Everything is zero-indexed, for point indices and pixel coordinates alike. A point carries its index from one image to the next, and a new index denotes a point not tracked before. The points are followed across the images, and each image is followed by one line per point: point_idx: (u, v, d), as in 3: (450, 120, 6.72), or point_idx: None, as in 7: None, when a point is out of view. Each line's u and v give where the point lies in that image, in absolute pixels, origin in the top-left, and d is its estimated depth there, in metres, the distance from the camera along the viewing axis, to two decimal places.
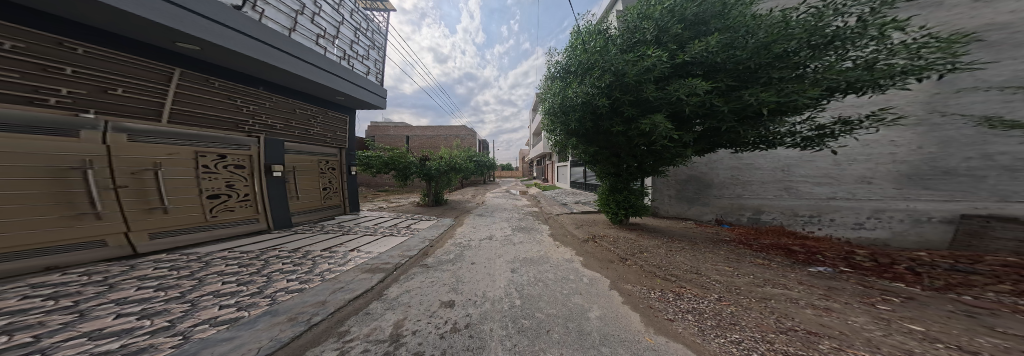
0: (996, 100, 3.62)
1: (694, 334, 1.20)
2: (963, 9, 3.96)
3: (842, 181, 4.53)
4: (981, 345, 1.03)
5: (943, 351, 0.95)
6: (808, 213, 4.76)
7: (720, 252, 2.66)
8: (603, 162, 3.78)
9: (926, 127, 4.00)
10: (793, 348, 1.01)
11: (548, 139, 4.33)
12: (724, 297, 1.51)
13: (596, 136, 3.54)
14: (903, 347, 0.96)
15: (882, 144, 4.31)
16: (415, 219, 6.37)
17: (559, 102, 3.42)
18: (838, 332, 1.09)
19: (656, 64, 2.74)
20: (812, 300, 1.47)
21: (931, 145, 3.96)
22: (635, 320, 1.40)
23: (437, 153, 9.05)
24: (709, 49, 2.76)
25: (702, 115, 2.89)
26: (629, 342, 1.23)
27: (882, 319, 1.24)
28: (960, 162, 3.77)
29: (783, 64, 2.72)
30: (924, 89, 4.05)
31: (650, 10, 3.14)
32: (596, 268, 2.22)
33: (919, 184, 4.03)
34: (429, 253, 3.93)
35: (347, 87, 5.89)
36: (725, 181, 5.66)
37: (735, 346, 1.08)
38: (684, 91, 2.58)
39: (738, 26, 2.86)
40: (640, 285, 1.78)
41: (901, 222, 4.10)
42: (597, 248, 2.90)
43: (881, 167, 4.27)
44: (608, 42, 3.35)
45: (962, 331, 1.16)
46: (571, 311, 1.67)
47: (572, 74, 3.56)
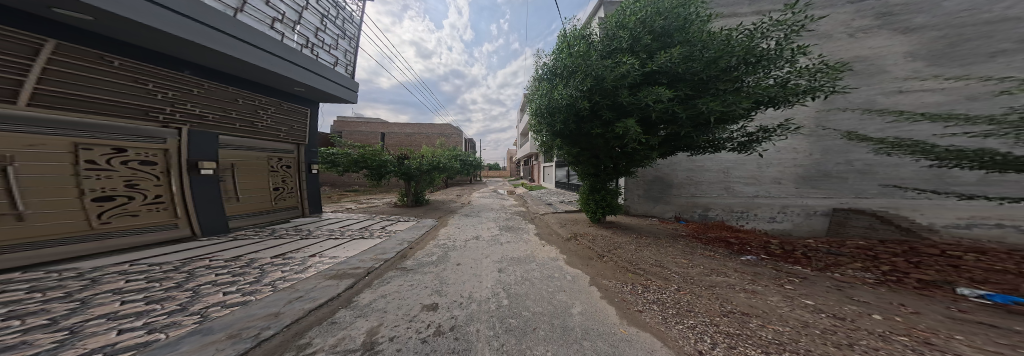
0: (857, 118, 4.89)
1: (659, 323, 1.45)
2: (844, 43, 5.15)
3: (762, 181, 5.56)
4: (843, 310, 1.45)
5: (821, 318, 1.32)
6: (740, 209, 5.67)
7: (678, 246, 3.14)
8: (584, 163, 4.03)
9: (815, 137, 5.18)
10: (731, 328, 1.30)
11: (536, 141, 4.44)
12: (681, 286, 1.83)
13: (579, 138, 3.72)
14: (800, 319, 1.29)
15: (788, 150, 5.36)
16: (391, 221, 5.95)
17: (545, 103, 3.52)
18: (760, 310, 1.42)
19: (630, 71, 2.98)
20: (744, 285, 1.86)
21: (818, 153, 5.18)
22: (612, 313, 1.60)
23: (412, 151, 8.54)
24: (673, 60, 3.08)
25: (666, 121, 3.26)
26: (607, 334, 1.43)
27: (788, 297, 1.64)
28: (834, 166, 5.04)
29: (726, 77, 3.20)
30: (815, 106, 5.20)
31: (625, 20, 3.40)
32: (578, 265, 2.44)
33: (810, 184, 5.21)
34: (407, 255, 3.79)
35: (311, 79, 5.38)
36: (682, 181, 6.14)
37: (690, 331, 1.33)
38: (653, 99, 2.87)
39: (695, 42, 3.24)
40: (615, 280, 2.02)
41: (799, 215, 5.26)
42: (580, 246, 3.15)
43: (788, 169, 5.38)
44: (590, 47, 3.53)
45: (834, 301, 1.61)
46: (556, 309, 1.82)
47: (557, 77, 3.70)
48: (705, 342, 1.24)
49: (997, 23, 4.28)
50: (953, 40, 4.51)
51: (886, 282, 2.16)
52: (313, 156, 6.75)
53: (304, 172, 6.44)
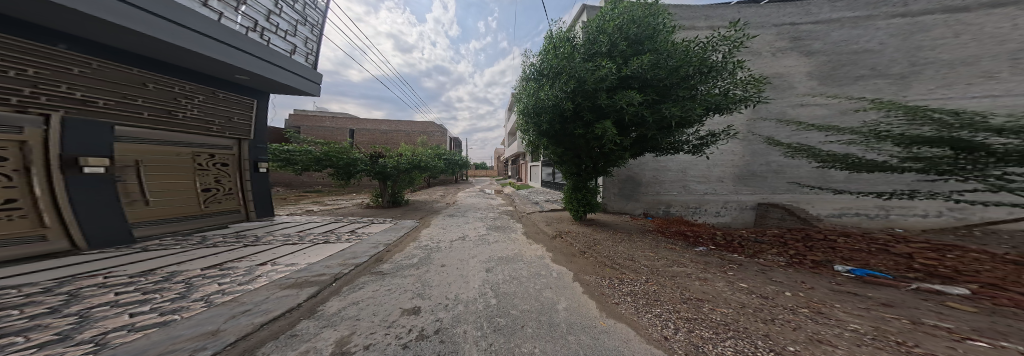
0: (774, 126, 6.01)
1: (632, 313, 1.66)
2: (768, 60, 6.18)
3: (710, 180, 6.41)
4: (765, 289, 1.83)
5: (751, 299, 1.65)
6: (695, 206, 6.41)
7: (646, 240, 3.55)
8: (568, 162, 4.17)
9: (745, 141, 6.23)
10: (688, 313, 1.57)
11: (523, 140, 4.50)
12: (649, 277, 2.10)
13: (562, 138, 3.86)
14: (738, 302, 1.61)
15: (727, 152, 6.32)
16: (363, 223, 5.48)
17: (532, 103, 3.57)
18: (708, 295, 1.73)
19: (608, 75, 3.16)
20: (698, 273, 2.21)
21: (748, 155, 6.24)
22: (592, 307, 1.78)
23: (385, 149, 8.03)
24: (644, 67, 3.34)
25: (637, 124, 3.56)
26: (588, 328, 1.60)
27: (729, 282, 2.01)
28: (757, 166, 6.16)
29: (685, 85, 3.57)
30: (747, 115, 6.21)
31: (605, 26, 3.58)
32: (563, 262, 2.61)
33: (743, 183, 6.28)
34: (383, 258, 3.58)
35: (257, 65, 4.77)
36: (650, 180, 6.67)
37: (657, 319, 1.57)
38: (625, 102, 3.10)
39: (662, 51, 3.53)
40: (595, 275, 2.23)
41: (735, 209, 6.28)
42: (564, 244, 3.36)
43: (728, 169, 6.33)
44: (574, 49, 3.65)
45: (760, 283, 2.02)
46: (543, 306, 1.94)
47: (542, 77, 3.78)
48: (668, 328, 1.49)
49: (859, 53, 5.85)
50: (834, 65, 5.91)
51: (797, 264, 2.74)
52: (262, 152, 6.04)
53: (249, 172, 5.77)
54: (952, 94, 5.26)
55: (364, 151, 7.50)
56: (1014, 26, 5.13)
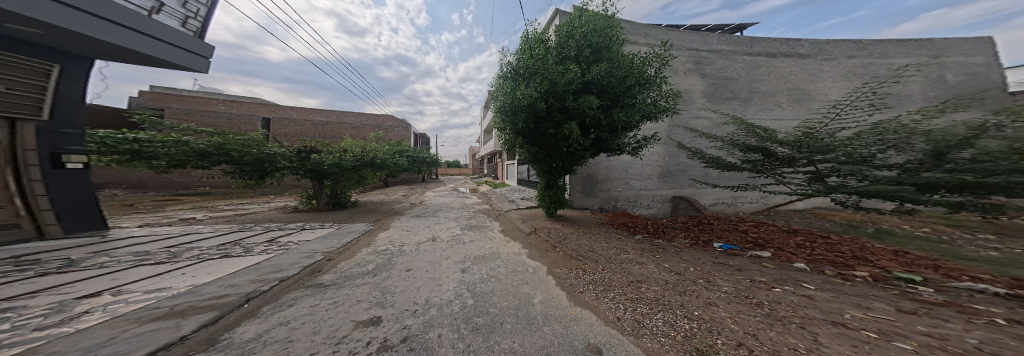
0: (683, 133, 7.75)
1: (594, 299, 2.02)
2: (681, 76, 7.73)
3: (643, 176, 7.73)
4: (681, 268, 2.50)
5: (674, 279, 2.25)
6: (633, 200, 7.70)
7: (601, 233, 4.20)
8: (540, 161, 4.48)
9: (665, 144, 7.77)
10: (634, 294, 2.03)
11: (502, 140, 4.76)
12: (604, 266, 2.55)
13: (537, 137, 4.17)
14: (666, 283, 2.17)
15: (655, 154, 7.77)
16: (301, 231, 5.27)
17: (508, 101, 3.83)
18: (647, 278, 2.26)
19: (575, 78, 3.56)
20: (638, 258, 2.82)
21: (668, 155, 7.82)
22: (564, 298, 2.05)
23: (312, 144, 8.06)
24: (601, 74, 3.73)
25: (595, 126, 3.98)
26: (561, 317, 1.85)
27: (659, 264, 2.65)
28: (673, 164, 7.81)
29: (633, 93, 4.07)
30: (669, 122, 7.74)
31: (574, 32, 3.93)
32: (536, 257, 2.91)
33: (665, 179, 7.83)
34: (321, 269, 3.10)
35: (78, 23, 3.92)
36: (604, 178, 7.66)
37: (613, 302, 1.96)
38: (586, 106, 3.50)
39: (615, 61, 3.95)
40: (564, 267, 2.54)
41: (659, 201, 7.78)
42: (539, 240, 3.73)
43: (654, 166, 7.76)
44: (547, 51, 3.96)
45: (676, 262, 2.75)
46: (521, 301, 2.11)
47: (519, 79, 4.02)
48: (619, 308, 1.90)
49: (725, 81, 7.95)
50: (715, 87, 7.89)
51: (694, 243, 3.82)
52: (72, 141, 4.75)
53: (40, 168, 4.41)
54: (763, 118, 7.92)
55: (279, 145, 7.27)
56: (793, 73, 8.22)
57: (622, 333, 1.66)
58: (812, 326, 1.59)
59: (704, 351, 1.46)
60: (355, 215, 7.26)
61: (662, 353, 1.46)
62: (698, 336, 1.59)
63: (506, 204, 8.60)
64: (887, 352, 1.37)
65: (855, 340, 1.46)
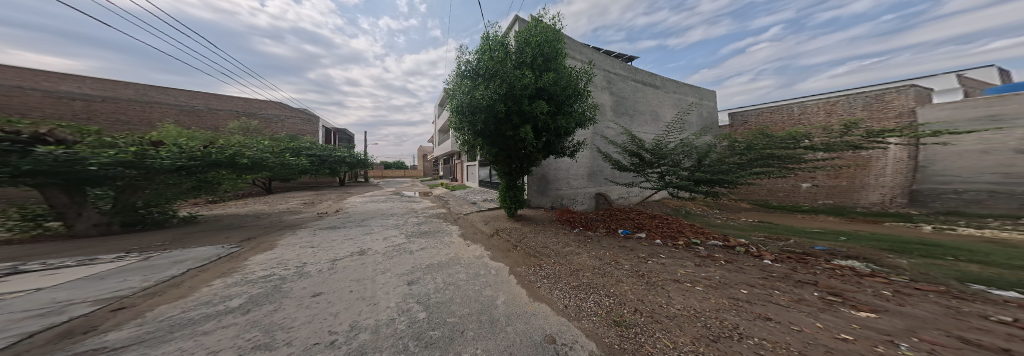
0: (602, 142, 9.56)
1: (548, 291, 2.29)
2: (599, 90, 9.50)
3: (577, 175, 9.05)
4: (605, 254, 3.25)
5: (600, 264, 2.90)
6: (571, 199, 8.95)
7: (551, 229, 4.78)
8: (500, 162, 4.79)
9: (589, 148, 9.34)
10: (575, 282, 2.47)
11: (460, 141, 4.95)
12: (554, 260, 2.95)
13: (496, 138, 4.47)
14: (596, 270, 2.77)
15: (585, 157, 9.27)
16: (46, 271, 3.21)
17: (468, 101, 4.10)
18: (584, 267, 2.80)
19: (529, 83, 4.02)
20: (577, 249, 3.42)
21: (592, 157, 9.43)
22: (524, 295, 2.22)
23: (35, 127, 4.79)
24: (550, 82, 4.18)
25: (547, 130, 4.43)
26: (523, 314, 1.99)
27: (591, 252, 3.32)
28: (597, 165, 9.56)
29: (575, 101, 4.63)
30: (594, 131, 9.37)
31: (531, 39, 4.34)
32: (498, 258, 3.13)
33: (594, 179, 9.50)
34: (106, 325, 1.85)
35: None
36: (551, 177, 8.55)
37: (559, 292, 2.29)
38: (537, 110, 4.01)
39: (561, 71, 4.42)
40: (523, 265, 2.80)
41: (586, 198, 9.33)
42: (500, 240, 4.10)
43: (584, 166, 9.21)
44: (506, 55, 4.32)
45: (601, 249, 3.50)
46: (483, 304, 2.09)
47: (479, 79, 4.35)
48: (564, 297, 2.24)
49: (626, 100, 10.42)
50: (620, 103, 10.18)
51: (609, 231, 5.02)
52: None
53: None
54: (643, 130, 10.96)
55: None
56: (658, 101, 11.74)
57: (569, 319, 1.98)
58: (667, 285, 2.59)
59: (619, 321, 1.96)
60: (195, 240, 4.79)
61: (597, 331, 1.84)
62: (613, 309, 2.13)
63: (455, 210, 8.09)
64: (698, 295, 2.43)
65: (689, 291, 2.48)
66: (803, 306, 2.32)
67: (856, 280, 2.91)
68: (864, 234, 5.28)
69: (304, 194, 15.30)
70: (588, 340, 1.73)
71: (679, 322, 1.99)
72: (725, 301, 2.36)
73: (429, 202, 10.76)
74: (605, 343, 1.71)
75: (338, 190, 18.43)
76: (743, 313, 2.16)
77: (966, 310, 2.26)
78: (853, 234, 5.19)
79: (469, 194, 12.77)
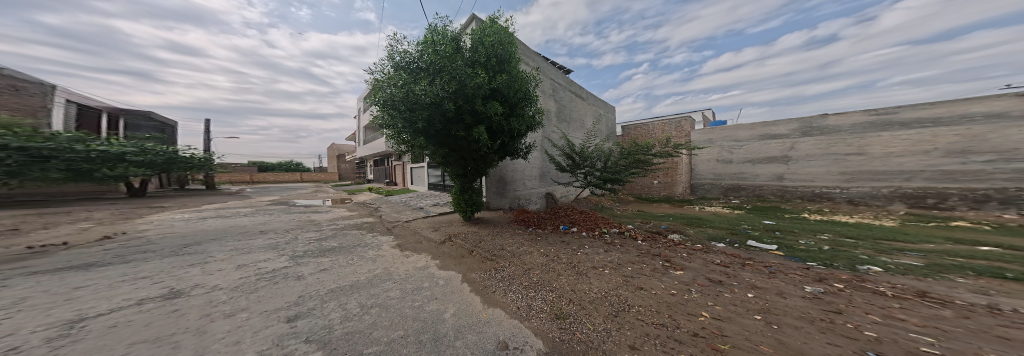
0: (546, 146, 10.81)
1: (501, 296, 2.15)
2: (546, 96, 10.80)
3: (531, 177, 9.76)
4: (544, 252, 3.68)
5: (541, 264, 3.11)
6: (526, 199, 9.55)
7: (500, 232, 5.09)
8: (452, 164, 5.48)
9: (538, 151, 10.36)
10: (521, 283, 2.50)
11: (407, 138, 5.03)
12: (506, 265, 3.09)
13: (447, 139, 5.00)
14: (539, 268, 2.96)
15: (535, 159, 10.16)
16: None
17: (412, 97, 4.36)
18: (529, 268, 2.97)
19: (480, 84, 4.55)
20: (521, 251, 3.71)
21: (540, 161, 10.48)
22: (476, 303, 1.99)
23: None
24: (502, 83, 4.83)
25: (501, 133, 5.11)
26: (475, 321, 1.74)
27: (533, 253, 3.63)
28: (544, 169, 10.69)
29: (526, 104, 5.39)
30: (542, 135, 10.42)
31: (484, 39, 4.98)
32: (452, 267, 3.09)
33: (543, 181, 10.54)
34: None
35: None
36: (507, 178, 8.91)
37: (509, 296, 2.20)
38: (491, 111, 4.61)
39: (513, 74, 5.16)
40: (476, 273, 2.75)
41: (536, 199, 10.19)
42: (453, 247, 4.13)
43: (535, 167, 10.07)
44: (457, 53, 4.83)
45: (542, 247, 3.87)
46: (426, 322, 1.67)
47: (430, 76, 4.66)
48: (516, 300, 2.13)
49: (563, 107, 12.27)
50: (558, 110, 11.80)
51: (554, 228, 5.67)
52: None
53: None
54: (576, 137, 13.33)
55: None
56: (588, 113, 14.76)
57: (520, 320, 1.87)
58: (589, 272, 3.04)
59: (559, 314, 2.05)
60: None
61: (545, 329, 1.81)
62: (555, 304, 2.21)
63: (370, 224, 6.99)
64: (607, 278, 2.99)
65: (601, 275, 3.01)
66: (656, 273, 3.37)
67: (675, 248, 4.61)
68: (679, 214, 8.66)
69: (9, 213, 7.95)
70: (536, 338, 1.69)
71: (596, 303, 2.36)
72: (621, 279, 3.03)
73: (330, 215, 8.53)
74: (551, 338, 1.71)
75: (133, 203, 11.18)
76: (631, 286, 2.86)
77: (712, 260, 4.02)
78: (676, 215, 8.40)
79: (390, 205, 11.11)
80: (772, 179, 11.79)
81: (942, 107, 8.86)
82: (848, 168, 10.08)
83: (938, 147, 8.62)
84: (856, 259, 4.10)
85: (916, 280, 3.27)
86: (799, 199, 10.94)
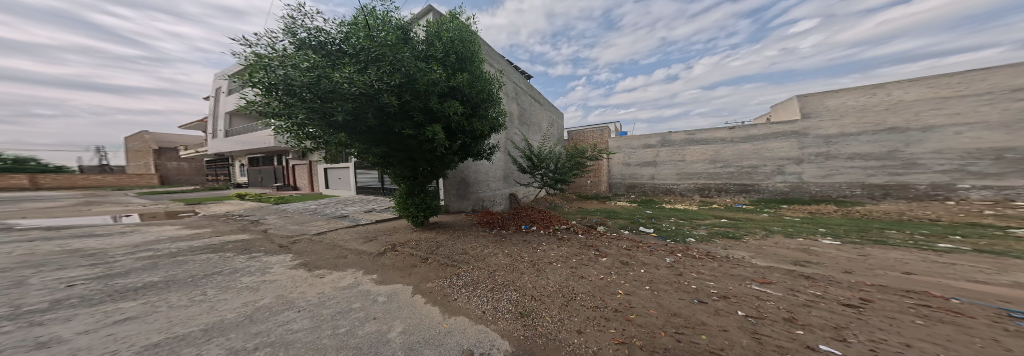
0: (508, 147, 11.02)
1: (465, 305, 2.14)
2: (509, 99, 10.97)
3: (493, 179, 9.85)
4: (497, 254, 3.93)
5: (498, 269, 3.18)
6: (489, 199, 9.61)
7: (455, 236, 5.25)
8: (400, 166, 5.32)
9: (501, 153, 10.42)
10: (479, 289, 2.51)
11: (329, 135, 4.23)
12: (470, 269, 3.21)
13: (392, 140, 4.77)
14: (496, 271, 3.06)
15: (498, 161, 10.27)
16: None
17: (334, 87, 3.69)
18: (487, 272, 3.06)
19: (437, 80, 4.30)
20: (476, 253, 3.96)
21: (501, 162, 10.62)
22: (435, 318, 1.89)
23: None
24: (462, 82, 4.72)
25: (462, 134, 5.17)
26: (435, 332, 1.65)
27: (488, 257, 3.74)
28: (507, 170, 10.93)
29: (488, 105, 5.45)
30: (505, 136, 10.56)
31: (441, 35, 4.74)
32: (404, 278, 3.10)
33: (506, 183, 10.74)
34: None
35: None
36: (471, 180, 8.95)
37: (469, 303, 2.17)
38: (450, 110, 4.48)
39: (474, 74, 5.13)
40: (431, 284, 2.78)
41: (501, 200, 10.29)
42: (400, 257, 4.08)
43: (497, 169, 10.17)
44: (409, 47, 4.46)
45: (495, 249, 4.18)
46: (363, 348, 1.51)
47: (363, 63, 4.01)
48: (478, 308, 2.08)
49: (525, 111, 12.79)
50: (520, 113, 12.15)
51: (517, 227, 6.04)
52: None
53: None
54: (535, 139, 14.13)
55: None
56: (547, 119, 16.34)
57: (485, 325, 1.79)
58: (543, 267, 3.32)
59: (523, 312, 2.08)
60: None
61: (511, 329, 1.78)
62: (518, 302, 2.24)
63: (224, 247, 5.08)
64: (556, 269, 3.33)
65: (552, 269, 3.28)
66: (589, 260, 4.03)
67: (602, 237, 5.61)
68: (594, 209, 10.51)
69: None
70: (502, 339, 1.64)
71: (550, 295, 2.53)
72: (566, 271, 3.34)
73: (129, 241, 5.53)
74: (517, 338, 1.69)
75: None
76: (575, 274, 3.30)
77: (625, 245, 5.09)
78: (603, 210, 10.16)
79: (269, 221, 8.39)
80: (646, 177, 15.99)
81: (706, 132, 14.56)
82: (681, 169, 14.98)
83: (709, 157, 14.20)
84: (684, 233, 6.32)
85: (711, 244, 5.29)
86: (663, 192, 15.41)
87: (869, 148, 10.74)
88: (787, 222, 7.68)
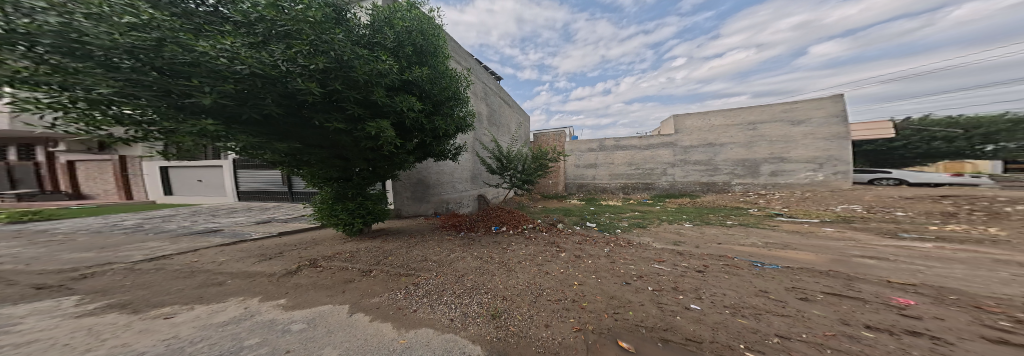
0: (477, 147, 10.61)
1: (424, 316, 1.96)
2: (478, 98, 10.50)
3: (460, 179, 9.38)
4: (451, 258, 3.72)
5: (456, 275, 2.94)
6: (456, 201, 9.10)
7: (402, 242, 4.75)
8: (326, 163, 4.40)
9: (467, 153, 10.03)
10: (435, 297, 2.33)
11: (173, 123, 2.75)
12: (430, 277, 2.90)
13: (312, 132, 3.88)
14: (456, 277, 2.90)
15: (466, 161, 9.83)
16: None
17: (186, 57, 2.53)
18: (445, 278, 2.87)
19: (386, 72, 3.77)
20: (426, 260, 3.65)
21: (469, 162, 10.16)
22: (385, 335, 1.66)
23: None
24: (421, 77, 4.28)
25: (418, 132, 4.72)
26: (389, 351, 1.43)
27: (444, 262, 3.53)
28: (475, 170, 10.56)
29: (450, 104, 5.12)
30: (473, 136, 10.14)
31: (393, 21, 4.14)
32: (337, 296, 2.57)
33: (474, 183, 10.37)
34: None
35: None
36: (433, 181, 8.33)
37: (427, 314, 1.99)
38: (405, 105, 3.97)
39: (434, 69, 4.73)
40: (376, 300, 2.39)
41: (469, 201, 9.88)
42: (327, 272, 3.35)
43: (464, 169, 9.73)
44: (346, 29, 3.73)
45: (452, 253, 3.97)
46: None
47: (258, 35, 3.07)
48: (443, 317, 1.92)
49: (495, 111, 12.49)
50: (489, 113, 11.77)
51: (486, 230, 5.88)
52: None
53: None
54: (506, 139, 14.06)
55: None
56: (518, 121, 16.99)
57: (453, 333, 1.67)
58: (506, 267, 3.37)
59: (494, 313, 2.03)
60: None
61: (483, 332, 1.72)
62: (489, 304, 2.18)
63: None
64: (517, 268, 3.40)
65: (514, 270, 3.28)
66: (544, 255, 4.27)
67: (562, 235, 6.00)
68: (562, 208, 11.28)
69: None
70: (476, 345, 1.56)
71: (514, 293, 2.57)
72: (531, 268, 3.46)
73: None
74: (489, 340, 1.63)
75: None
76: (535, 270, 3.46)
77: (575, 240, 5.66)
78: (557, 208, 10.98)
79: (35, 249, 5.26)
80: (586, 177, 18.28)
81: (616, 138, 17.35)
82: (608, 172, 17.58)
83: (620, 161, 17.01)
84: (612, 225, 7.56)
85: (636, 233, 6.52)
86: (599, 191, 17.84)
87: (700, 156, 15.27)
88: (667, 212, 9.98)
